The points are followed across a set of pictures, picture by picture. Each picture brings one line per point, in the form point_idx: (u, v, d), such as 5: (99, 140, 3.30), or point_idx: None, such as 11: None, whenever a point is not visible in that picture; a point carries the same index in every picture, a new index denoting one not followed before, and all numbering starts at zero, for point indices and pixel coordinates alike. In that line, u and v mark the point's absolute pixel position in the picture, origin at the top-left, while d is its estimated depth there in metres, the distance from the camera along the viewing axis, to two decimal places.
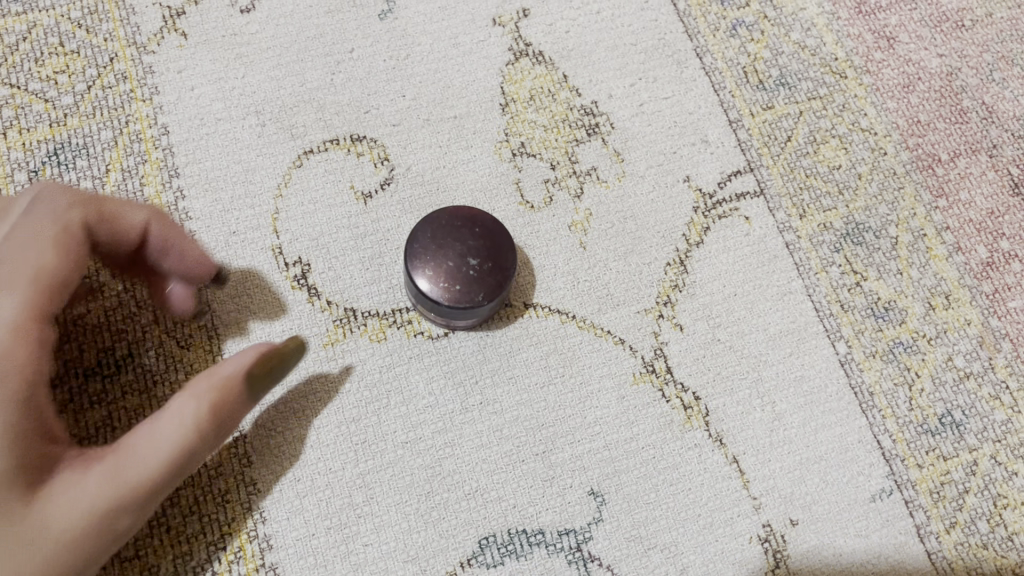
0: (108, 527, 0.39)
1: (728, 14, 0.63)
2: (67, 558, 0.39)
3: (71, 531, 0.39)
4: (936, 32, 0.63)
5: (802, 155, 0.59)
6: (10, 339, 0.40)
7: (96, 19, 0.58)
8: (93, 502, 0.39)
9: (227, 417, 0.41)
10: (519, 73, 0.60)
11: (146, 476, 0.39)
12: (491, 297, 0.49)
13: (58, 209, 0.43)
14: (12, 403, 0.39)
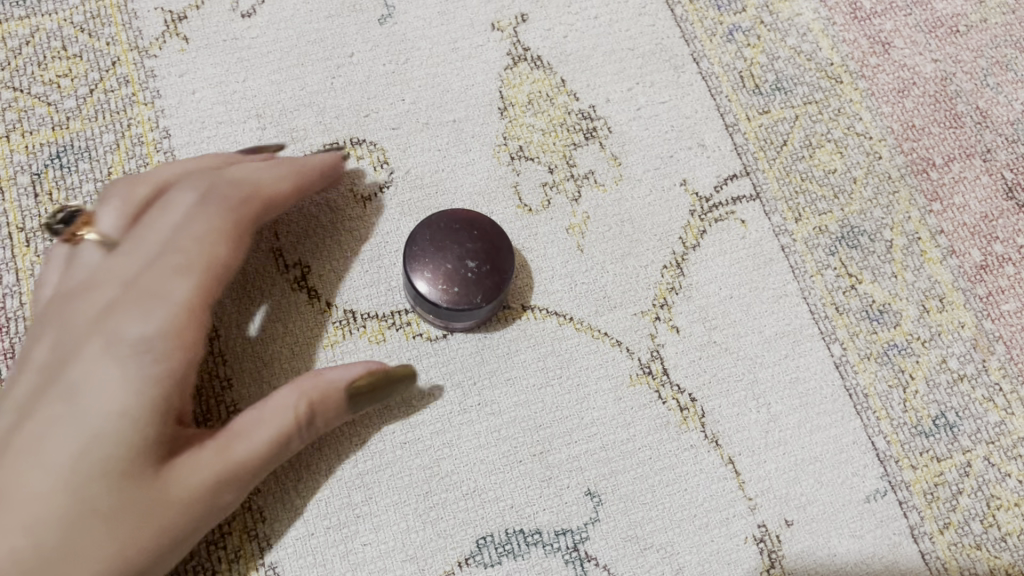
0: (214, 502, 0.43)
1: (725, 19, 0.63)
2: (183, 524, 0.42)
3: (191, 499, 0.42)
4: (930, 38, 0.64)
5: (798, 159, 0.60)
6: (182, 313, 0.45)
7: (98, 23, 0.58)
8: (209, 476, 0.43)
9: (331, 418, 0.46)
10: (517, 77, 0.60)
11: (253, 454, 0.44)
12: (489, 299, 0.50)
13: (212, 211, 0.48)
14: (170, 375, 0.43)
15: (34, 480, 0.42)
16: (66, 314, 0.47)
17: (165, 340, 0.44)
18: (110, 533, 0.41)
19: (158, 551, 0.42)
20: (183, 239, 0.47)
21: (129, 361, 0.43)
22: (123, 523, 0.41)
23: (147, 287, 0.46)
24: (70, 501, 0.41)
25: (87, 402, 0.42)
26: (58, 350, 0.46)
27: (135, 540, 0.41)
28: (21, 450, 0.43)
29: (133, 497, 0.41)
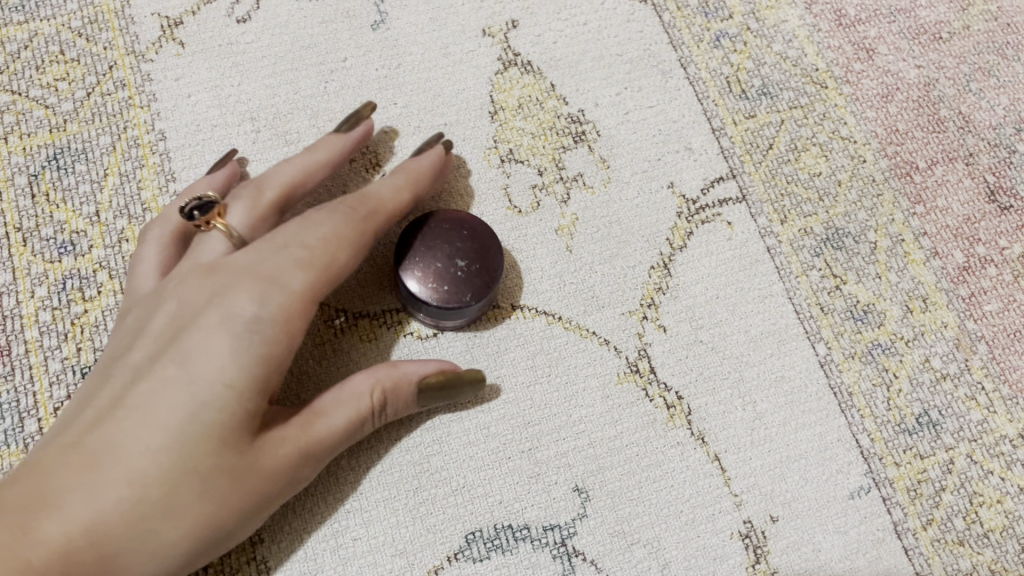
0: (295, 475, 0.44)
1: (712, 26, 0.64)
2: (267, 494, 0.43)
3: (278, 471, 0.43)
4: (914, 44, 0.65)
5: (784, 162, 0.61)
6: (294, 303, 0.44)
7: (96, 28, 0.59)
8: (294, 451, 0.44)
9: (400, 408, 0.48)
10: (508, 81, 0.61)
11: (333, 435, 0.45)
12: (478, 297, 0.51)
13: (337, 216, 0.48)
14: (275, 359, 0.43)
15: (140, 438, 0.41)
16: (178, 286, 0.46)
17: (276, 326, 0.43)
18: (205, 498, 0.41)
19: (242, 516, 0.43)
20: (307, 235, 0.47)
21: (243, 338, 0.42)
22: (217, 489, 0.42)
23: (267, 272, 0.45)
24: (173, 465, 0.41)
25: (197, 371, 0.41)
26: (169, 318, 0.45)
27: (227, 504, 0.42)
28: (127, 409, 0.42)
29: (229, 467, 0.42)
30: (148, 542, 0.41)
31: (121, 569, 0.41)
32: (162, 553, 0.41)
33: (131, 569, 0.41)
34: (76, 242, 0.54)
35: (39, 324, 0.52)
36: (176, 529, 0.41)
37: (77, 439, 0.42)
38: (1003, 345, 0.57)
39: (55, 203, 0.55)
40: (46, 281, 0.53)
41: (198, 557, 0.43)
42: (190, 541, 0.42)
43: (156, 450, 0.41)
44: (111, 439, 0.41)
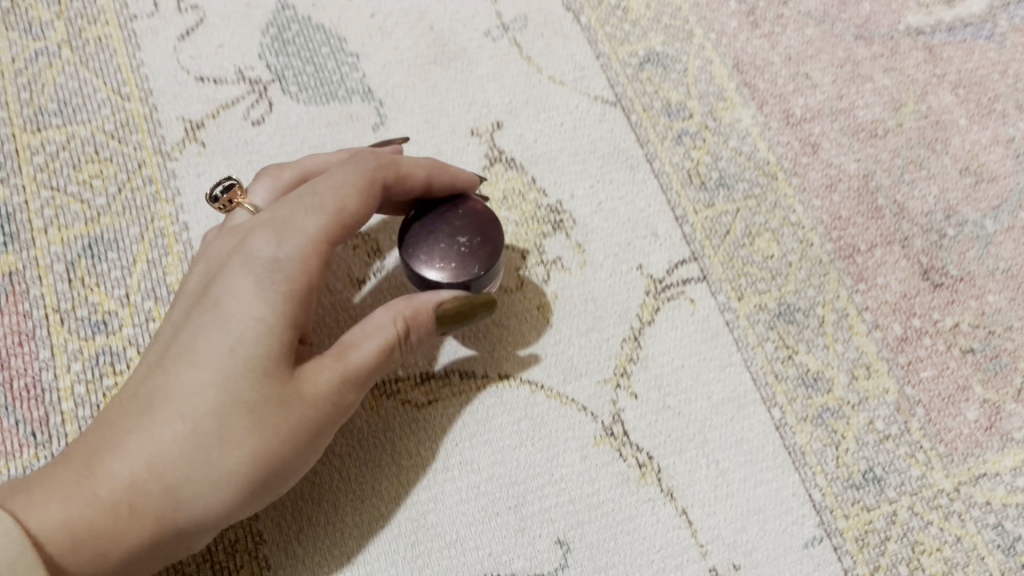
0: (338, 401, 0.52)
1: (674, 125, 0.72)
2: (313, 421, 0.51)
3: (320, 398, 0.51)
4: (853, 140, 0.73)
5: (739, 246, 0.68)
6: (309, 243, 0.52)
7: (127, 131, 0.66)
8: (334, 378, 0.51)
9: (424, 336, 0.54)
10: (493, 176, 0.69)
11: (366, 361, 0.52)
12: (486, 266, 0.56)
13: (346, 171, 0.55)
14: (296, 292, 0.51)
15: (188, 381, 0.50)
16: (214, 254, 0.55)
17: (294, 263, 0.51)
18: (254, 427, 0.49)
19: (293, 443, 0.51)
20: (319, 185, 0.54)
21: (266, 278, 0.51)
22: (264, 418, 0.50)
23: (283, 220, 0.53)
24: (220, 400, 0.49)
25: (232, 317, 0.50)
26: (207, 279, 0.54)
27: (275, 429, 0.50)
28: (177, 360, 0.51)
29: (272, 396, 0.49)
30: (209, 470, 0.49)
31: (190, 493, 0.49)
32: (224, 479, 0.49)
33: (197, 494, 0.49)
34: (108, 321, 0.60)
35: (75, 397, 0.58)
36: (232, 457, 0.49)
37: (140, 393, 0.52)
38: (938, 408, 0.64)
39: (90, 286, 0.61)
40: (81, 356, 0.59)
41: (259, 483, 0.51)
42: (246, 469, 0.50)
43: (203, 390, 0.50)
44: (163, 386, 0.51)
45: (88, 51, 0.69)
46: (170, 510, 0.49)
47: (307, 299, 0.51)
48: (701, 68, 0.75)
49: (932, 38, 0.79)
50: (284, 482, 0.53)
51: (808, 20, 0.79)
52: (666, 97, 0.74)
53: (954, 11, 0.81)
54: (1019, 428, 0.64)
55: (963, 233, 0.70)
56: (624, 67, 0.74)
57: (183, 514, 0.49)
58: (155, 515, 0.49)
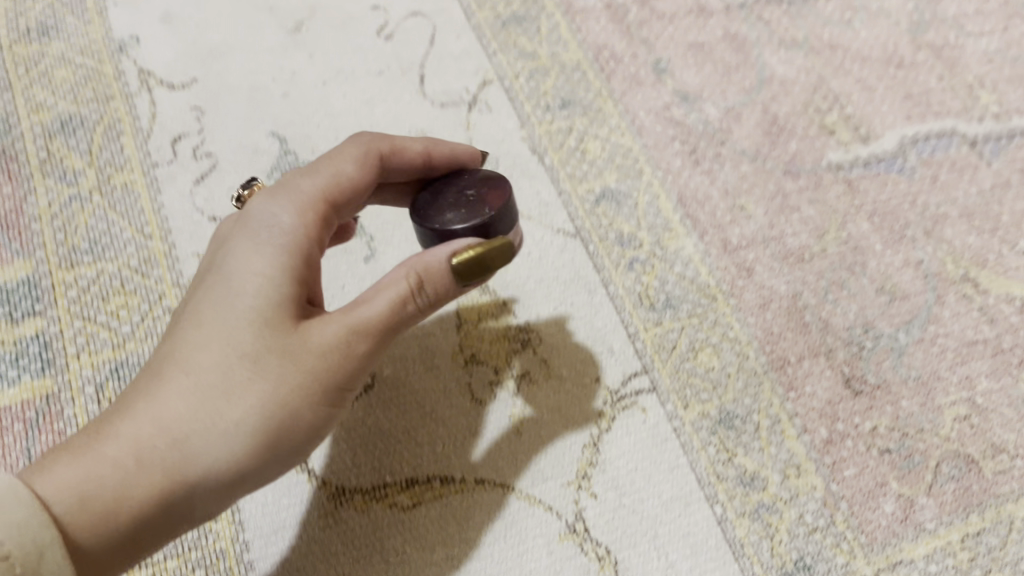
0: (348, 351, 0.58)
1: (627, 253, 0.83)
2: (320, 370, 0.58)
3: (325, 347, 0.58)
4: (783, 264, 0.84)
5: (684, 359, 0.78)
6: (303, 202, 0.62)
7: (149, 266, 0.76)
8: (340, 330, 0.58)
9: (439, 288, 0.58)
10: (470, 301, 0.80)
11: (375, 314, 0.58)
12: (493, 207, 0.62)
13: (343, 146, 0.67)
14: (293, 247, 0.60)
15: (198, 349, 0.59)
16: (221, 232, 0.65)
17: (291, 219, 0.61)
18: (257, 381, 0.58)
19: (296, 389, 0.58)
20: (319, 158, 0.66)
21: (264, 239, 0.61)
22: (266, 370, 0.58)
23: (283, 187, 0.63)
24: (224, 360, 0.59)
25: (235, 283, 0.60)
26: (215, 254, 0.63)
27: (281, 381, 0.58)
28: (190, 330, 0.60)
29: (276, 349, 0.58)
30: (218, 421, 0.58)
31: (201, 443, 0.58)
32: (233, 430, 0.58)
33: (208, 443, 0.58)
34: None
35: None
36: (240, 410, 0.58)
37: (157, 361, 0.61)
38: (860, 501, 0.73)
39: None
40: None
41: (268, 432, 0.59)
42: (253, 418, 0.58)
43: (209, 354, 0.59)
44: (177, 354, 0.60)
45: (116, 196, 0.79)
46: (177, 459, 0.57)
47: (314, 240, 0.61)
48: (649, 202, 0.87)
49: (851, 172, 0.91)
50: (295, 436, 0.60)
51: (742, 157, 0.90)
52: (619, 228, 0.85)
53: (869, 148, 0.93)
54: (932, 519, 0.73)
55: (879, 345, 0.81)
56: (583, 203, 0.86)
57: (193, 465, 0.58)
58: (163, 465, 0.57)
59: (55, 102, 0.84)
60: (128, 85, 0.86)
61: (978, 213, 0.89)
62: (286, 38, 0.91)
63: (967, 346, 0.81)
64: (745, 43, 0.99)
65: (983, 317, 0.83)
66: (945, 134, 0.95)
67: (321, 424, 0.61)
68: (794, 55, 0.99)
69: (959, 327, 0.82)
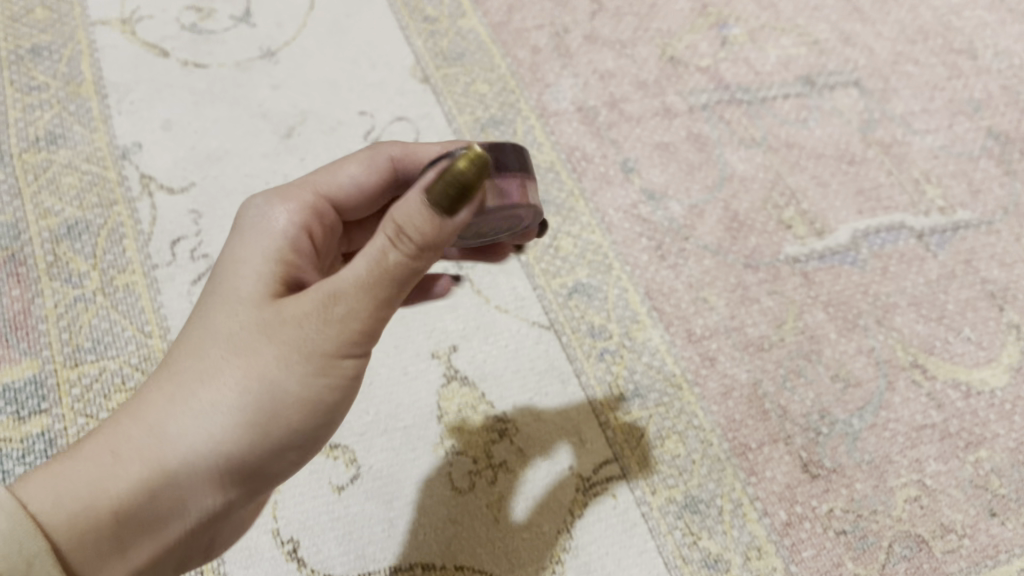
0: (328, 313, 0.53)
1: (597, 344, 0.89)
2: (300, 337, 0.54)
3: (305, 313, 0.54)
4: (744, 353, 0.90)
5: (652, 447, 0.83)
6: (289, 194, 0.64)
7: (149, 363, 0.81)
8: (319, 294, 0.54)
9: (419, 223, 0.50)
10: (450, 392, 0.85)
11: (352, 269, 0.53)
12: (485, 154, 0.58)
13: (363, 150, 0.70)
14: (283, 238, 0.61)
15: (184, 345, 0.57)
16: None
17: (273, 207, 0.63)
18: (238, 361, 0.55)
19: (277, 360, 0.54)
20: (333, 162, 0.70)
21: (257, 233, 0.61)
22: (247, 346, 0.55)
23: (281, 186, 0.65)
24: (207, 348, 0.56)
25: (229, 274, 0.59)
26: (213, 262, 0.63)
27: (261, 357, 0.54)
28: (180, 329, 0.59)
29: (258, 327, 0.55)
30: (198, 407, 0.54)
31: (178, 430, 0.54)
32: (213, 412, 0.54)
33: (185, 430, 0.54)
34: None
35: None
36: (218, 392, 0.54)
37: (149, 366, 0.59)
38: None
39: None
40: None
41: (251, 410, 0.54)
42: (234, 398, 0.54)
43: (193, 343, 0.57)
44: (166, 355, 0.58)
45: (118, 296, 0.84)
46: (154, 449, 0.54)
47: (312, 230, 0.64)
48: (618, 295, 0.93)
49: (807, 264, 0.97)
50: (288, 414, 0.55)
51: (705, 252, 0.97)
52: (590, 320, 0.90)
53: (824, 241, 1.00)
54: None
55: (834, 430, 0.86)
56: (556, 297, 0.91)
57: (173, 451, 0.54)
58: (139, 453, 0.53)
59: (61, 207, 0.89)
60: (131, 190, 0.92)
61: (926, 303, 0.96)
62: (279, 143, 0.98)
63: (917, 430, 0.87)
64: (707, 143, 1.06)
65: (931, 402, 0.89)
66: (895, 227, 1.02)
67: (320, 402, 0.55)
68: (753, 153, 1.06)
69: (909, 412, 0.88)
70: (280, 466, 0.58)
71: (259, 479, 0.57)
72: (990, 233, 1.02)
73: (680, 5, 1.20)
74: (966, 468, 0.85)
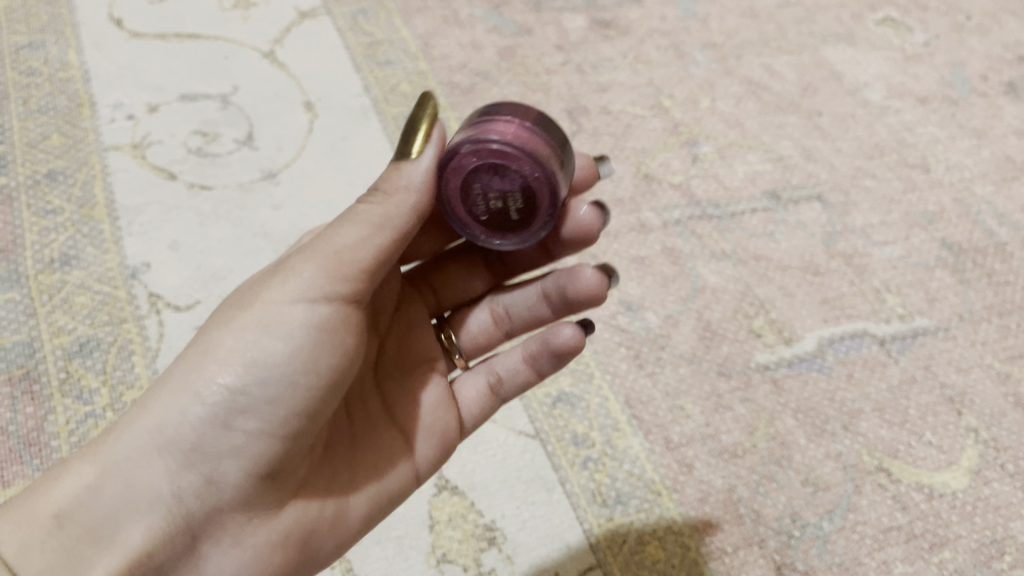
0: (275, 283, 0.65)
1: (580, 452, 0.94)
2: (245, 311, 0.65)
3: (252, 297, 0.66)
4: (719, 459, 0.95)
5: (634, 553, 0.88)
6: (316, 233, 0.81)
7: None
8: (268, 279, 0.66)
9: (388, 172, 0.65)
10: (441, 501, 0.89)
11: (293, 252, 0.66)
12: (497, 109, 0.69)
13: None
14: None
15: None
16: None
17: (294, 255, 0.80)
18: (188, 353, 0.65)
19: (221, 330, 0.65)
20: None
21: None
22: (199, 339, 0.66)
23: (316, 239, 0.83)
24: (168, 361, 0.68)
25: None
26: None
27: (206, 342, 0.65)
28: None
29: (210, 327, 0.67)
30: (146, 403, 0.65)
31: (129, 423, 0.64)
32: (155, 400, 0.64)
33: (133, 418, 0.64)
34: None
35: None
36: (165, 381, 0.65)
37: None
38: None
39: None
40: None
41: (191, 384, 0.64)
42: (177, 381, 0.64)
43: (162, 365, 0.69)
44: None
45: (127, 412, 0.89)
46: (105, 438, 0.64)
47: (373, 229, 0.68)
48: (600, 404, 0.98)
49: (776, 372, 1.04)
50: (229, 372, 0.63)
51: (680, 361, 1.03)
52: (573, 429, 0.96)
53: (792, 349, 1.06)
54: None
55: (806, 534, 0.91)
56: (541, 407, 0.97)
57: (120, 435, 0.64)
58: (95, 447, 0.64)
59: (74, 325, 0.95)
60: (140, 308, 0.97)
61: (889, 408, 1.02)
62: None
63: (884, 532, 0.92)
64: (680, 256, 1.14)
65: (897, 504, 0.94)
66: (857, 334, 1.09)
67: (259, 355, 0.64)
68: (723, 266, 1.13)
69: (875, 515, 0.93)
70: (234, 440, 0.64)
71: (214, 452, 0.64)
72: (947, 339, 1.09)
73: (652, 125, 1.29)
74: (932, 568, 0.90)
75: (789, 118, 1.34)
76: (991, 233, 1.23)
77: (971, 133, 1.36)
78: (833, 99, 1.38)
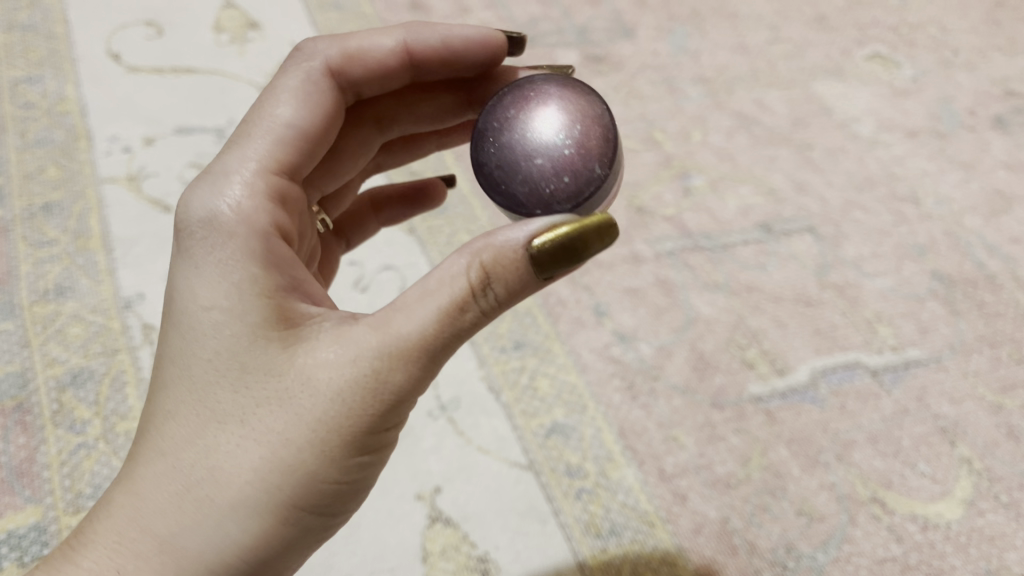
0: (376, 404, 0.59)
1: (574, 483, 0.94)
2: (342, 429, 0.59)
3: (345, 410, 0.59)
4: (713, 490, 0.95)
5: None
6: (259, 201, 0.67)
7: None
8: (356, 385, 0.59)
9: (511, 277, 0.58)
10: (434, 533, 0.89)
11: (394, 360, 0.58)
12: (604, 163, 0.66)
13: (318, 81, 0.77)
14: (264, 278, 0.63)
15: (194, 458, 0.61)
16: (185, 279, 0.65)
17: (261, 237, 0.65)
18: (271, 471, 0.59)
19: (316, 455, 0.60)
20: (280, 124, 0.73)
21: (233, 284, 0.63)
22: (277, 452, 0.59)
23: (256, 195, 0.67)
24: (220, 460, 0.60)
25: (213, 341, 0.62)
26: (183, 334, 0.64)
27: (295, 463, 0.59)
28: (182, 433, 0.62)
29: (286, 436, 0.59)
30: (227, 525, 0.59)
31: (213, 549, 0.59)
32: (242, 525, 0.59)
33: (219, 543, 0.59)
34: None
35: None
36: (249, 504, 0.59)
37: (156, 474, 0.61)
38: None
39: None
40: None
41: (289, 508, 0.60)
42: (269, 508, 0.60)
43: (206, 453, 0.61)
44: (177, 467, 0.61)
45: (118, 442, 0.89)
46: (187, 566, 0.59)
47: (313, 108, 0.75)
48: (594, 435, 0.98)
49: (770, 403, 1.04)
50: (327, 496, 0.61)
51: (674, 392, 1.03)
52: (567, 460, 0.96)
53: (785, 380, 1.06)
54: None
55: (800, 565, 0.91)
56: (535, 438, 0.97)
57: (206, 560, 0.60)
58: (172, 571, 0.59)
59: (67, 357, 0.95)
60: (133, 338, 0.97)
61: (882, 438, 1.02)
62: None
63: (878, 563, 0.92)
64: (673, 287, 1.14)
65: (891, 535, 0.94)
66: (850, 365, 1.09)
67: (354, 475, 0.63)
68: (715, 297, 1.14)
69: (870, 546, 0.93)
70: (316, 534, 0.65)
71: (299, 548, 0.64)
72: (939, 370, 1.09)
73: (646, 158, 1.31)
74: None
75: (780, 151, 1.36)
76: (981, 264, 1.23)
77: (960, 166, 1.37)
78: (824, 133, 1.40)
